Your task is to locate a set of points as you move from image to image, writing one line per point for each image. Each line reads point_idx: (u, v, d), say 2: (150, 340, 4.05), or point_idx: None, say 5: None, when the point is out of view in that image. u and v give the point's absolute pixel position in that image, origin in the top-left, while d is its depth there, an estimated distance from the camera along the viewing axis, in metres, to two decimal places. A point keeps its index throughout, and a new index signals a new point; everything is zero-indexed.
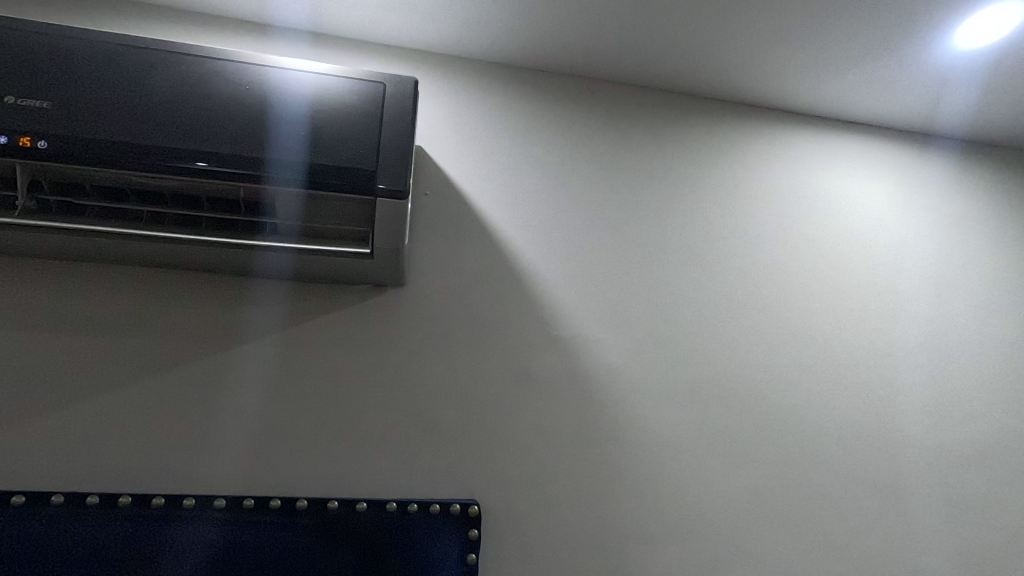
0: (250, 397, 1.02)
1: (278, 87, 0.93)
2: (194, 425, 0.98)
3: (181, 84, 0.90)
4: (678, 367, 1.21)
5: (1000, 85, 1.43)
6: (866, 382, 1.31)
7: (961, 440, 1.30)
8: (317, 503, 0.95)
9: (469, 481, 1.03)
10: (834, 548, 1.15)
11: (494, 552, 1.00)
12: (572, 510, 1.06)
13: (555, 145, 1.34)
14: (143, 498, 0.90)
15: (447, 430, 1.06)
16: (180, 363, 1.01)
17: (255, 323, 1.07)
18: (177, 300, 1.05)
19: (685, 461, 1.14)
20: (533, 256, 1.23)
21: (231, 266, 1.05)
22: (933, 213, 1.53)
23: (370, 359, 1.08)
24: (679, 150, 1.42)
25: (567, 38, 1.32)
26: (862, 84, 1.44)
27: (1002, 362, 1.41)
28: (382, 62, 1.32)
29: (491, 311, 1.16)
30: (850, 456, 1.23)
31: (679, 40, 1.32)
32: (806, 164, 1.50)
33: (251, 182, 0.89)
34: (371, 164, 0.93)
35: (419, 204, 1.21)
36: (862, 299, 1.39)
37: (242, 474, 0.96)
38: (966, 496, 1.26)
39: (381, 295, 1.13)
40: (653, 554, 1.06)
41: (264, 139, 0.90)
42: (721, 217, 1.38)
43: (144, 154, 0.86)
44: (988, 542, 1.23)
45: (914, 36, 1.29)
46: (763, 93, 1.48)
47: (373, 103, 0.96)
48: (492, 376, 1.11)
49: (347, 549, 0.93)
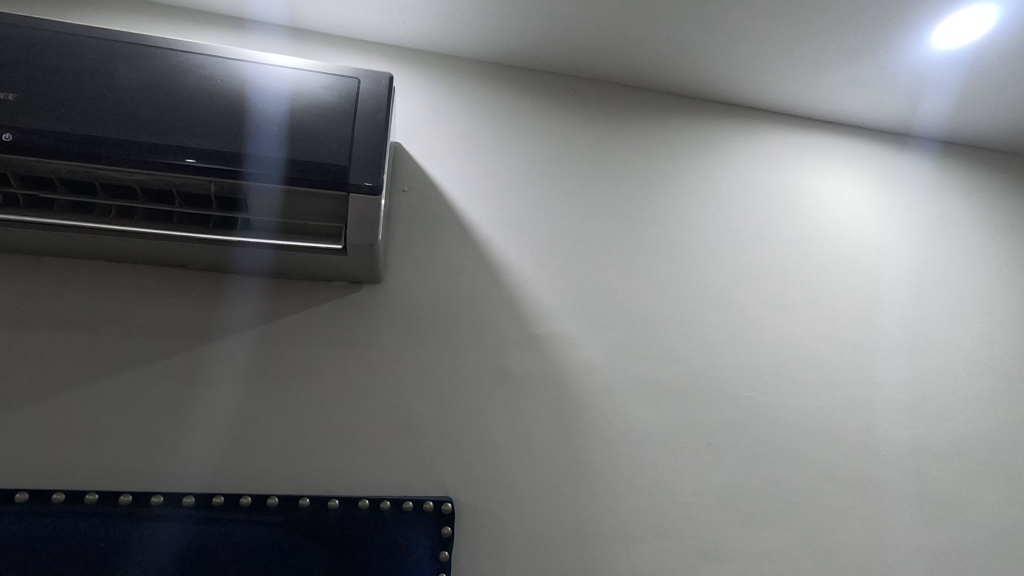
0: (222, 395, 1.01)
1: (251, 81, 0.93)
2: (165, 422, 0.98)
3: (152, 78, 0.90)
4: (656, 365, 1.21)
5: (977, 87, 1.45)
6: (844, 382, 1.32)
7: (937, 438, 1.32)
8: (288, 500, 0.94)
9: (443, 479, 1.03)
10: (811, 547, 1.15)
11: (468, 551, 1.00)
12: (548, 510, 1.06)
13: (536, 143, 1.35)
14: (111, 495, 0.90)
15: (422, 427, 1.06)
16: (152, 360, 1.01)
17: (229, 320, 1.06)
18: (151, 295, 1.05)
19: (662, 459, 1.14)
20: (512, 253, 1.23)
21: (205, 262, 1.04)
22: (912, 213, 1.55)
23: (346, 356, 1.08)
24: (660, 149, 1.43)
25: (548, 37, 1.32)
26: (842, 84, 1.45)
27: (979, 361, 1.43)
28: (362, 58, 1.31)
29: (468, 308, 1.16)
30: (827, 454, 1.24)
31: (660, 39, 1.32)
32: (787, 164, 1.51)
33: (221, 177, 0.88)
34: (345, 160, 0.93)
35: (397, 200, 1.21)
36: (841, 298, 1.40)
37: (213, 472, 0.96)
38: (941, 494, 1.27)
39: (358, 292, 1.13)
40: (629, 552, 1.06)
41: (236, 133, 0.90)
42: (701, 216, 1.38)
43: (113, 148, 0.85)
44: (962, 540, 1.24)
45: (892, 36, 1.29)
46: (744, 92, 1.49)
47: (346, 98, 0.96)
48: (469, 373, 1.11)
49: (318, 547, 0.92)
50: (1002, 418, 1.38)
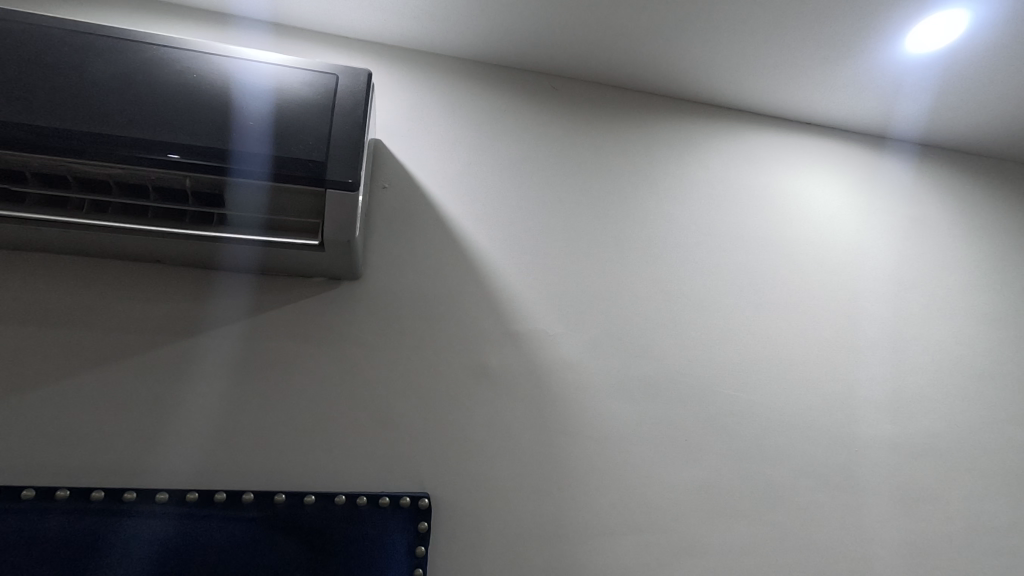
0: (197, 391, 1.01)
1: (229, 76, 0.92)
2: (140, 418, 0.97)
3: (125, 71, 0.89)
4: (636, 363, 1.22)
5: (951, 91, 1.47)
6: (820, 379, 1.34)
7: (912, 435, 1.34)
8: (263, 496, 0.94)
9: (420, 476, 1.03)
10: (786, 543, 1.17)
11: (445, 547, 1.00)
12: (526, 506, 1.06)
13: (518, 141, 1.35)
14: (83, 491, 0.89)
15: (400, 424, 1.06)
16: (127, 356, 1.00)
17: (205, 315, 1.06)
18: (127, 291, 1.04)
19: (640, 455, 1.15)
20: (493, 251, 1.23)
21: (182, 258, 1.03)
22: (889, 214, 1.57)
23: (324, 352, 1.08)
24: (642, 148, 1.44)
25: (529, 36, 1.33)
26: (820, 86, 1.47)
27: (954, 359, 1.46)
28: (345, 55, 1.31)
29: (448, 306, 1.16)
30: (804, 450, 1.26)
31: (640, 40, 1.33)
32: (767, 165, 1.52)
33: (198, 172, 0.88)
34: (322, 155, 0.92)
35: (378, 197, 1.21)
36: (819, 296, 1.42)
37: (188, 468, 0.95)
38: (914, 490, 1.29)
39: (337, 288, 1.13)
40: (605, 548, 1.07)
41: (213, 128, 0.89)
42: (681, 215, 1.40)
43: (88, 142, 0.84)
44: (934, 535, 1.26)
45: (868, 40, 1.31)
46: (724, 93, 1.50)
47: (324, 93, 0.96)
48: (448, 370, 1.12)
49: (293, 542, 0.92)
50: (974, 415, 1.41)
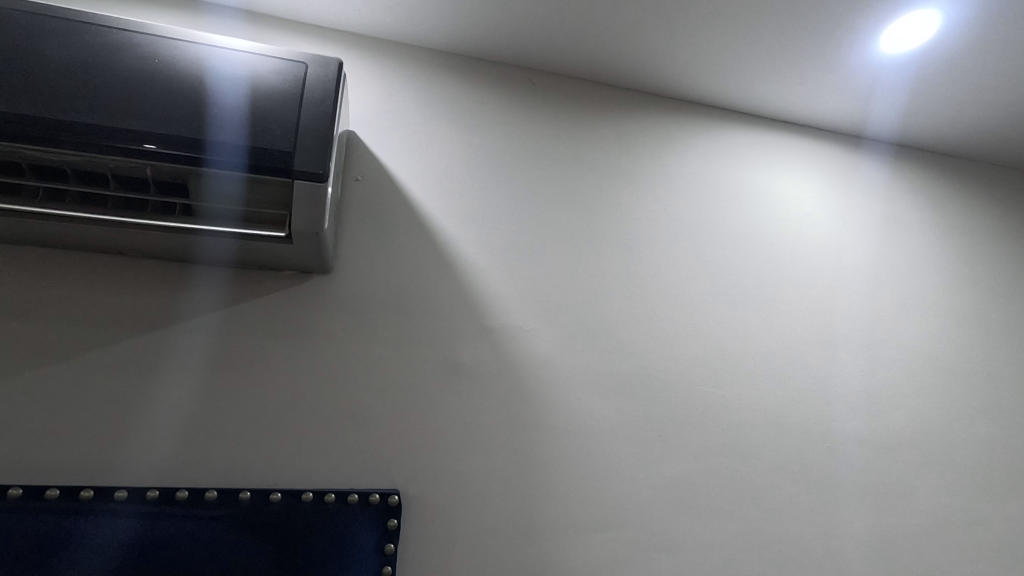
0: (160, 386, 0.98)
1: (194, 63, 0.90)
2: (100, 414, 0.94)
3: (83, 56, 0.86)
4: (611, 359, 1.22)
5: (924, 92, 1.49)
6: (794, 376, 1.34)
7: (882, 430, 1.36)
8: (226, 493, 0.92)
9: (391, 472, 1.02)
10: (758, 538, 1.18)
11: (414, 545, 0.99)
12: (498, 503, 1.05)
13: (494, 135, 1.34)
14: (36, 489, 0.86)
15: (370, 420, 1.04)
16: (87, 350, 0.97)
17: (170, 309, 1.03)
18: (88, 283, 1.01)
19: (614, 451, 1.15)
20: (467, 245, 1.22)
21: (145, 249, 1.01)
22: (864, 213, 1.59)
23: (293, 347, 1.06)
24: (619, 143, 1.43)
25: (507, 29, 1.32)
26: (796, 85, 1.48)
27: (924, 358, 1.47)
28: (318, 44, 1.29)
29: (421, 300, 1.15)
30: (777, 446, 1.27)
31: (617, 35, 1.33)
32: (745, 163, 1.53)
33: (159, 161, 0.85)
34: (288, 145, 0.90)
35: (350, 189, 1.19)
36: (795, 293, 1.43)
37: (150, 465, 0.93)
38: (883, 485, 1.31)
39: (308, 282, 1.11)
40: (576, 545, 1.07)
41: (175, 116, 0.87)
42: (658, 211, 1.40)
43: (44, 129, 0.81)
44: (902, 529, 1.28)
45: (842, 39, 1.32)
46: (701, 90, 1.51)
47: (292, 82, 0.94)
48: (421, 366, 1.10)
49: (257, 539, 0.91)
50: (943, 411, 1.43)
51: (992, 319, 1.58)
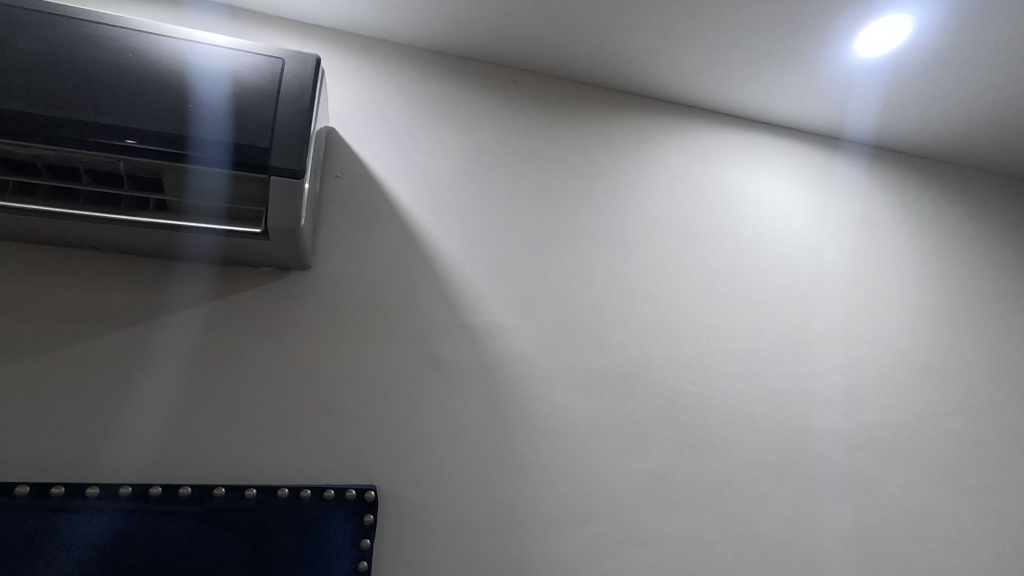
0: (135, 383, 0.97)
1: (168, 57, 0.89)
2: (74, 411, 0.93)
3: (55, 48, 0.84)
4: (590, 355, 1.23)
5: (899, 95, 1.52)
6: (770, 373, 1.36)
7: (855, 426, 1.38)
8: (201, 490, 0.92)
9: (369, 468, 1.02)
10: (732, 532, 1.20)
11: (391, 540, 0.99)
12: (475, 498, 1.06)
13: (475, 133, 1.35)
14: (6, 486, 0.85)
15: (348, 416, 1.04)
16: (61, 345, 0.96)
17: (145, 305, 1.02)
18: (62, 278, 1.00)
19: (592, 447, 1.16)
20: (446, 243, 1.23)
21: (120, 245, 1.00)
22: (840, 213, 1.61)
23: (270, 343, 1.05)
24: (599, 142, 1.45)
25: (488, 28, 1.32)
26: (774, 87, 1.50)
27: (897, 355, 1.50)
28: (299, 40, 1.28)
29: (401, 297, 1.15)
30: (752, 442, 1.28)
31: (598, 34, 1.34)
32: (724, 163, 1.55)
33: (132, 156, 0.85)
34: (265, 141, 0.90)
35: (330, 185, 1.19)
36: (772, 291, 1.45)
37: (125, 462, 0.93)
38: (856, 480, 1.33)
39: (286, 278, 1.10)
40: (553, 539, 1.08)
41: (149, 111, 0.86)
42: (638, 210, 1.41)
43: (15, 122, 0.80)
44: (874, 523, 1.31)
45: (819, 41, 1.34)
46: (681, 90, 1.52)
47: (269, 77, 0.93)
48: (400, 362, 1.11)
49: (232, 535, 0.90)
50: (914, 408, 1.46)
51: (963, 318, 1.61)
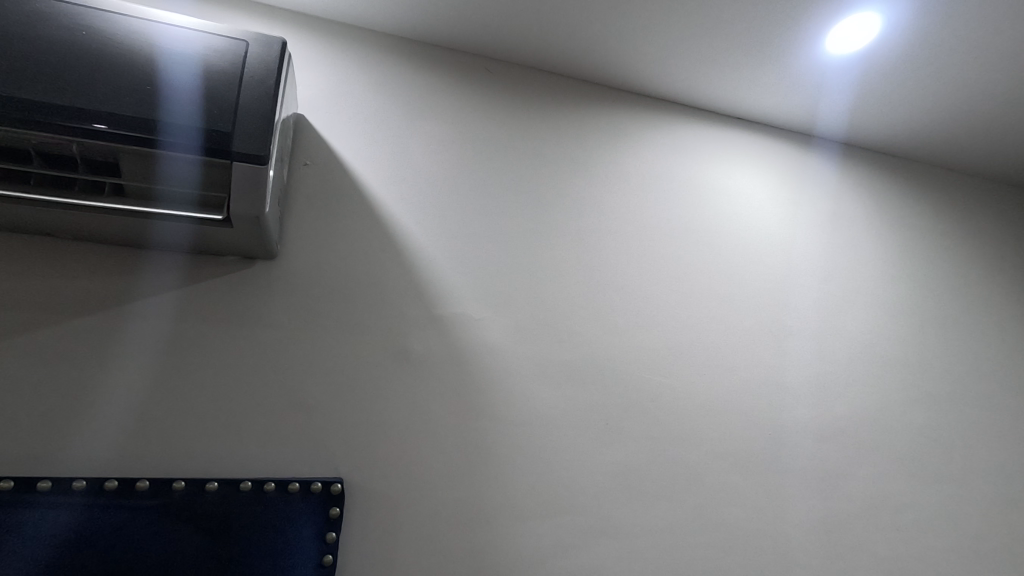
0: (91, 374, 0.94)
1: (125, 36, 0.86)
2: (25, 402, 0.90)
3: (4, 24, 0.81)
4: (561, 347, 1.23)
5: (868, 93, 1.54)
6: (740, 366, 1.38)
7: (820, 418, 1.40)
8: (160, 483, 0.90)
9: (335, 460, 1.01)
10: (700, 523, 1.20)
11: (358, 532, 0.98)
12: (443, 490, 1.05)
13: (448, 122, 1.33)
14: None
15: (315, 408, 1.03)
16: (12, 334, 0.93)
17: (103, 293, 0.99)
18: (16, 265, 0.96)
19: (562, 440, 1.16)
20: (417, 233, 1.21)
21: (77, 232, 0.96)
22: (811, 209, 1.63)
23: (234, 334, 1.03)
24: (573, 134, 1.44)
25: (461, 15, 1.31)
26: (747, 83, 1.51)
27: (864, 350, 1.53)
28: (268, 25, 1.25)
29: (369, 288, 1.14)
30: (721, 434, 1.29)
31: (572, 25, 1.33)
32: (697, 158, 1.55)
33: (86, 139, 0.82)
34: (227, 126, 0.87)
35: (298, 174, 1.16)
36: (743, 285, 1.46)
37: (80, 456, 0.90)
38: (821, 470, 1.35)
39: (251, 267, 1.08)
40: (521, 531, 1.07)
41: (105, 92, 0.83)
42: (611, 203, 1.41)
43: None
44: (838, 512, 1.33)
45: (790, 38, 1.35)
46: (655, 84, 1.52)
47: (232, 60, 0.90)
48: (369, 354, 1.09)
49: (192, 529, 0.88)
50: (878, 400, 1.48)
51: (928, 312, 1.64)
